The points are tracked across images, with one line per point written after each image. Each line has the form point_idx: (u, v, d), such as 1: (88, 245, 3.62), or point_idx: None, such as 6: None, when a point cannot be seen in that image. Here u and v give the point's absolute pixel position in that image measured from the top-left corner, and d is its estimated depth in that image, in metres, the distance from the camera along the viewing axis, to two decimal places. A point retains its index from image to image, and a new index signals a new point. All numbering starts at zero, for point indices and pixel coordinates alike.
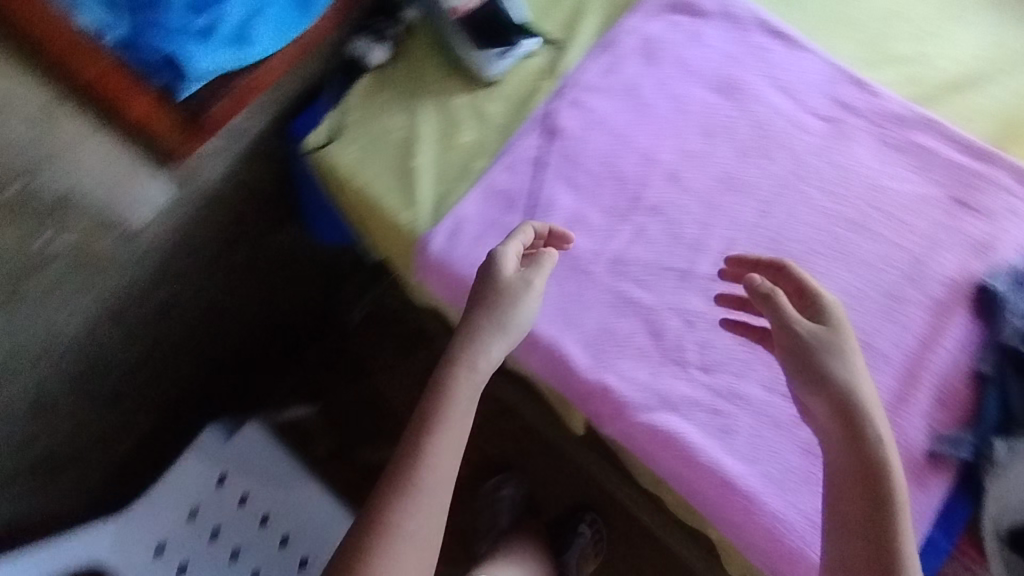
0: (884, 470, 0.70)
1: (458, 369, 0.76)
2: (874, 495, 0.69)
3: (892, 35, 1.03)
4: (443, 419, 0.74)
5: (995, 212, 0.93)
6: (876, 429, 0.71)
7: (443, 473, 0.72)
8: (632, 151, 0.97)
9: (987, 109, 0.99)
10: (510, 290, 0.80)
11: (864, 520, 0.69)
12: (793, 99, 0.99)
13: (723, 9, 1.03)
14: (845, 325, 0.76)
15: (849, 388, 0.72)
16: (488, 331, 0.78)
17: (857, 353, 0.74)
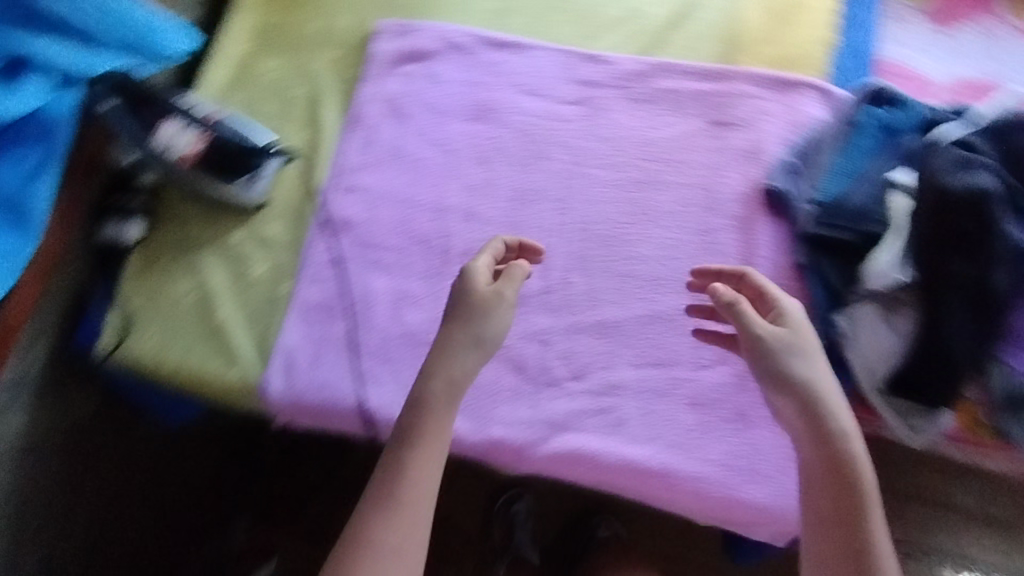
0: (852, 465, 0.70)
1: (446, 391, 0.74)
2: (841, 488, 0.70)
3: (601, 3, 1.09)
4: (427, 433, 0.72)
5: (751, 118, 1.01)
6: (839, 422, 0.72)
7: (425, 481, 0.70)
8: (422, 208, 0.97)
9: (705, 32, 1.07)
10: (483, 303, 0.77)
11: (836, 516, 0.69)
12: (542, 98, 1.03)
13: (446, 42, 1.06)
14: (806, 328, 0.77)
15: (810, 385, 0.73)
16: (463, 346, 0.75)
17: (817, 352, 0.75)
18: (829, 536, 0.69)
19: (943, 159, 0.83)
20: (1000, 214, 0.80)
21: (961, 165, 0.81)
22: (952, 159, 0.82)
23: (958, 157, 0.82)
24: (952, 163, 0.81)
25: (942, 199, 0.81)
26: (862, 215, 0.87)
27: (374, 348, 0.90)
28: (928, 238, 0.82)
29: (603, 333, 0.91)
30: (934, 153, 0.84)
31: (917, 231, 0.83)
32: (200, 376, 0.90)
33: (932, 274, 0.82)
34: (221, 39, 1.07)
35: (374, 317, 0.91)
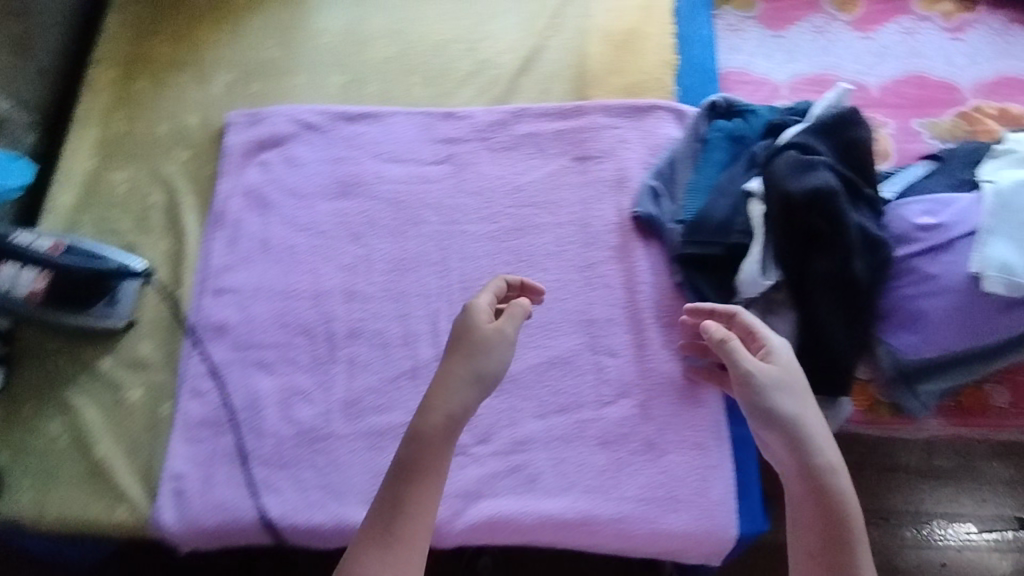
0: (840, 500, 0.68)
1: (446, 425, 0.70)
2: (830, 524, 0.67)
3: (449, 60, 1.11)
4: (430, 468, 0.68)
5: (611, 149, 1.03)
6: (827, 456, 0.69)
7: (422, 515, 0.67)
8: (300, 297, 0.95)
9: (553, 73, 1.10)
10: (480, 342, 0.73)
11: (824, 553, 0.67)
12: (406, 163, 1.03)
13: (300, 123, 1.05)
14: (790, 362, 0.75)
15: (794, 420, 0.71)
16: (463, 381, 0.71)
17: (802, 386, 0.73)
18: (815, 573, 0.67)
19: (783, 162, 0.86)
20: (844, 207, 0.83)
21: (799, 166, 0.84)
22: (790, 162, 0.85)
23: (795, 160, 0.85)
24: (790, 166, 0.84)
25: (788, 203, 0.83)
26: (723, 228, 0.89)
27: (269, 454, 0.86)
28: (783, 241, 0.85)
29: (501, 389, 0.90)
30: (776, 157, 0.87)
31: (773, 236, 0.86)
32: (86, 522, 0.84)
33: (794, 275, 0.85)
34: (62, 158, 1.04)
35: (264, 420, 0.88)
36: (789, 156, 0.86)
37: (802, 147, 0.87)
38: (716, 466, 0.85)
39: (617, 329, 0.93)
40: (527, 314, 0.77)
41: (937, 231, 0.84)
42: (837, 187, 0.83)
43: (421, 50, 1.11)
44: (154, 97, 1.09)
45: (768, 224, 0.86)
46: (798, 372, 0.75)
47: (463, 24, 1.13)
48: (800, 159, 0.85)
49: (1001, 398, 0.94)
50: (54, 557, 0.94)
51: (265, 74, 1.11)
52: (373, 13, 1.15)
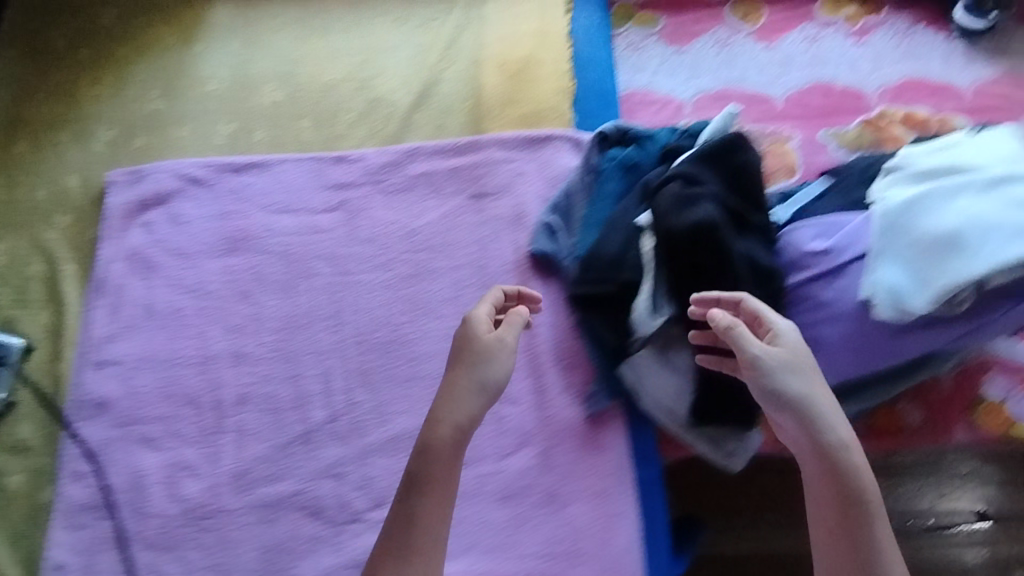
0: (857, 480, 0.66)
1: (451, 434, 0.70)
2: (846, 508, 0.66)
3: (341, 101, 1.07)
4: (438, 475, 0.69)
5: (507, 184, 1.00)
6: (839, 435, 0.67)
7: (434, 522, 0.68)
8: (186, 365, 0.91)
9: (449, 107, 1.06)
10: (478, 354, 0.74)
11: (844, 536, 0.65)
12: (295, 213, 0.99)
13: (183, 179, 1.01)
14: (798, 344, 0.71)
15: (806, 404, 0.68)
16: (467, 391, 0.72)
17: (811, 366, 0.70)
18: (836, 557, 0.66)
19: (667, 197, 0.83)
20: (729, 241, 0.80)
21: (682, 202, 0.82)
22: (672, 197, 0.83)
23: (677, 195, 0.82)
24: (672, 202, 0.82)
25: (672, 241, 0.81)
26: (615, 265, 0.86)
27: (155, 536, 0.83)
28: (672, 279, 0.83)
29: (398, 448, 0.87)
30: (661, 189, 0.85)
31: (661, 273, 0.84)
32: None
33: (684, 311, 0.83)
34: None
35: (150, 500, 0.85)
36: (672, 190, 0.83)
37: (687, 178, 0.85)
38: (618, 514, 0.84)
39: (516, 376, 0.90)
40: (526, 318, 0.77)
41: (824, 256, 0.82)
42: (721, 220, 0.81)
43: (310, 93, 1.08)
44: (34, 160, 1.05)
45: (656, 262, 0.84)
46: (807, 352, 0.71)
47: (353, 64, 1.09)
48: (683, 194, 0.82)
49: (914, 417, 0.92)
50: None
51: (148, 127, 1.06)
52: (261, 57, 1.10)
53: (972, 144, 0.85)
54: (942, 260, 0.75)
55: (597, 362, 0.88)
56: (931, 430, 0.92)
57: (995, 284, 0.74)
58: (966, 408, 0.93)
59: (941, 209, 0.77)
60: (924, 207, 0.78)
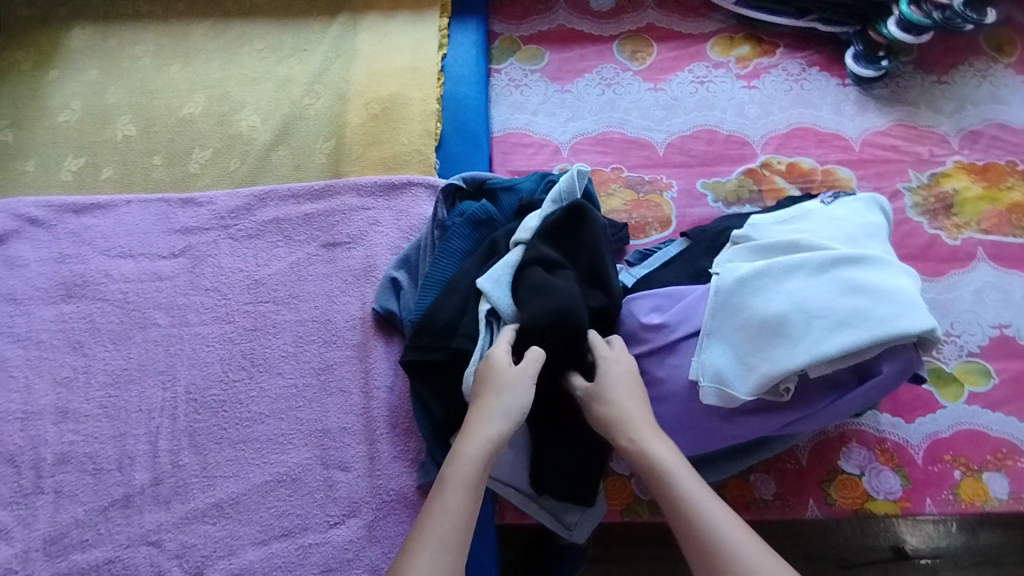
0: (667, 476, 0.63)
1: (484, 443, 0.66)
2: (673, 507, 0.62)
3: (197, 138, 1.03)
4: (471, 482, 0.64)
5: (361, 233, 0.96)
6: (632, 436, 0.67)
7: (463, 527, 0.62)
8: (5, 420, 0.87)
9: (309, 146, 1.02)
10: (506, 378, 0.70)
11: (686, 540, 0.60)
12: (138, 259, 0.95)
13: (23, 219, 0.96)
14: (617, 362, 0.73)
15: (609, 420, 0.69)
16: (492, 414, 0.68)
17: (613, 379, 0.71)
18: (693, 566, 0.59)
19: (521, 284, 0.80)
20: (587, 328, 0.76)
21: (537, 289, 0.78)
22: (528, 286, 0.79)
23: (536, 283, 0.78)
24: (527, 291, 0.78)
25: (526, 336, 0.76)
26: (448, 331, 0.82)
27: None
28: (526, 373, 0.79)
29: (221, 515, 0.82)
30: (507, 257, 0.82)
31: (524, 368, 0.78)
32: None
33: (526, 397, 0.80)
34: None
35: None
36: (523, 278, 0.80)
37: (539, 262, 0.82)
38: None
39: (351, 439, 0.86)
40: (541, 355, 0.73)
41: (660, 331, 0.78)
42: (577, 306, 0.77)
43: (165, 128, 1.04)
44: None
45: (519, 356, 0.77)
46: (623, 365, 0.73)
47: (214, 96, 1.06)
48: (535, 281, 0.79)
49: (766, 490, 0.87)
50: None
51: None
52: (117, 86, 1.07)
53: (824, 214, 0.81)
54: (764, 347, 0.71)
55: (425, 434, 0.83)
56: (782, 505, 0.86)
57: (818, 374, 0.71)
58: (820, 483, 0.87)
59: (771, 290, 0.74)
60: (755, 286, 0.74)
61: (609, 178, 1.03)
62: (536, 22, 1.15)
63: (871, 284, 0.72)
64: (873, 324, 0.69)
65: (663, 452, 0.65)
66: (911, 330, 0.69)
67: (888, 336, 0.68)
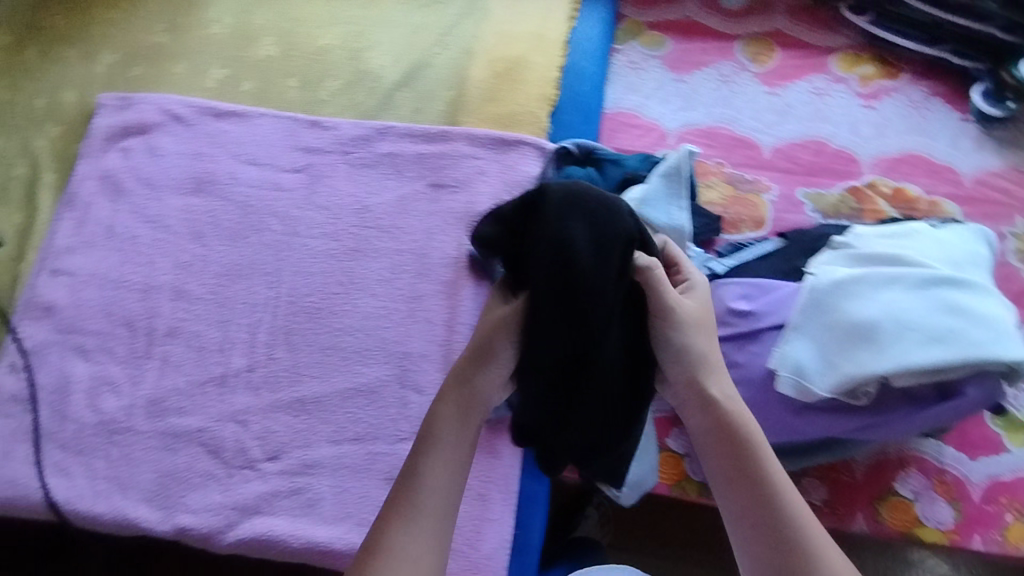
0: (754, 448, 0.61)
1: (458, 400, 0.64)
2: (749, 480, 0.60)
3: (329, 67, 1.10)
4: (455, 442, 0.63)
5: (467, 179, 1.01)
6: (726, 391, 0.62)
7: (445, 492, 0.62)
8: (130, 288, 0.96)
9: (432, 92, 1.08)
10: (481, 331, 0.63)
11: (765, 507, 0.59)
12: (263, 168, 1.03)
13: (168, 114, 1.05)
14: (700, 293, 0.65)
15: (705, 360, 0.62)
16: (472, 365, 0.63)
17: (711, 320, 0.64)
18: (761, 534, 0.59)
19: (520, 213, 0.62)
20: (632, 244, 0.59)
21: (541, 202, 0.58)
22: (527, 209, 0.60)
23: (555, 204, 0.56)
24: (530, 216, 0.60)
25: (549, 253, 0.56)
26: None
27: (68, 439, 0.88)
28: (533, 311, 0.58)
29: (303, 410, 0.89)
30: None
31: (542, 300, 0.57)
32: None
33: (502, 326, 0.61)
34: None
35: (71, 404, 0.90)
36: (519, 209, 0.62)
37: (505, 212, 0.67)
38: (494, 519, 0.84)
39: (429, 366, 0.92)
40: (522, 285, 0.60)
41: (747, 318, 0.80)
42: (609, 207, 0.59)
43: (302, 55, 1.11)
44: (41, 70, 1.10)
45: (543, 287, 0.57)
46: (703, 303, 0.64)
47: (351, 32, 1.12)
48: (532, 197, 0.60)
49: (816, 495, 0.89)
50: None
51: (147, 58, 1.11)
52: (265, 9, 1.15)
53: (932, 236, 0.81)
54: (851, 349, 0.73)
55: None
56: (828, 513, 0.88)
57: (900, 384, 0.72)
58: (871, 500, 0.88)
59: (866, 297, 0.75)
60: (852, 291, 0.76)
61: (710, 171, 1.06)
62: (664, 10, 1.17)
63: (971, 308, 0.73)
64: (966, 347, 0.70)
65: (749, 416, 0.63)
66: (1004, 357, 0.70)
67: (980, 360, 0.69)
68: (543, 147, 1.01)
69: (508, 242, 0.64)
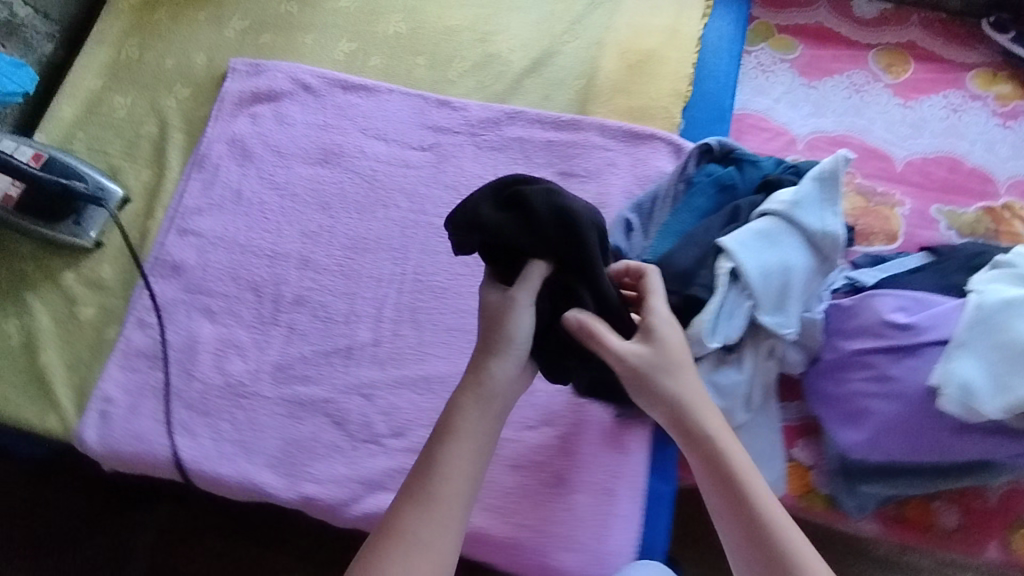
0: (737, 474, 0.68)
1: (478, 394, 0.69)
2: (738, 507, 0.67)
3: (458, 47, 1.09)
4: (472, 432, 0.68)
5: (597, 170, 0.99)
6: (705, 424, 0.70)
7: (460, 482, 0.66)
8: (257, 254, 0.96)
9: (561, 80, 1.06)
10: (496, 320, 0.71)
11: (748, 529, 0.66)
12: (391, 143, 1.02)
13: (298, 83, 1.05)
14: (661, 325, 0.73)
15: (679, 400, 0.71)
16: (491, 357, 0.70)
17: (682, 359, 0.72)
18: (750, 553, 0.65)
19: (545, 211, 0.71)
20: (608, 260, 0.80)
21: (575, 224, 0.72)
22: (560, 219, 0.72)
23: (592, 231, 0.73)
24: (561, 226, 0.72)
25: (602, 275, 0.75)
26: (683, 279, 0.85)
27: (194, 399, 0.89)
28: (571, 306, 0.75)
29: (428, 389, 0.89)
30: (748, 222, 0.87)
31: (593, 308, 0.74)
32: (19, 420, 0.89)
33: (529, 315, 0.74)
34: (72, 72, 1.07)
35: (197, 364, 0.90)
36: (537, 205, 0.71)
37: (491, 190, 0.73)
38: (621, 515, 0.84)
39: None
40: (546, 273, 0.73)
41: (907, 331, 0.79)
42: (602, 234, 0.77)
43: (431, 33, 1.10)
44: (170, 30, 1.10)
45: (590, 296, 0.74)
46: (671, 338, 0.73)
47: (482, 13, 1.11)
48: (569, 214, 0.72)
49: (949, 518, 0.86)
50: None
51: (276, 25, 1.10)
52: None
53: None
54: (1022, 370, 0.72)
55: None
56: (961, 536, 0.86)
57: None
58: (1007, 527, 0.86)
59: None
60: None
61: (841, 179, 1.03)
62: (797, 14, 1.15)
63: None
64: None
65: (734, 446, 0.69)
66: None
67: None
68: (676, 147, 1.00)
69: (513, 228, 0.71)
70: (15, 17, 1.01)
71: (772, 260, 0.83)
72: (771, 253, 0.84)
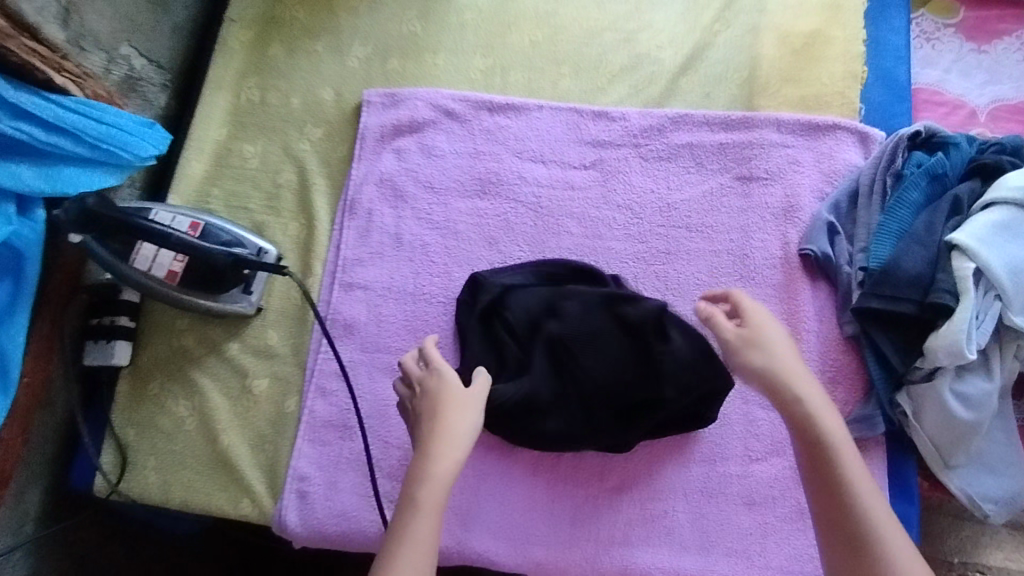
0: (830, 448, 0.61)
1: (438, 447, 0.62)
2: (827, 482, 0.60)
3: (604, 50, 1.01)
4: (429, 491, 0.60)
5: (779, 170, 0.92)
6: (801, 393, 0.63)
7: (423, 547, 0.58)
8: (430, 302, 0.89)
9: (719, 76, 0.98)
10: (449, 401, 0.66)
11: (834, 506, 0.59)
12: (549, 165, 0.95)
13: (438, 110, 0.97)
14: (761, 313, 0.69)
15: (770, 370, 0.65)
16: (440, 413, 0.65)
17: (772, 333, 0.67)
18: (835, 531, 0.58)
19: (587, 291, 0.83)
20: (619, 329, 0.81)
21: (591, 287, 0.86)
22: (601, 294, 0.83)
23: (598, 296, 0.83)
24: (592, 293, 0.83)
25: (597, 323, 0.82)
26: (919, 284, 0.78)
27: (395, 467, 0.82)
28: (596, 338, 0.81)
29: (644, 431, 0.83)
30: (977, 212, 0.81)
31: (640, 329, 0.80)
32: (211, 509, 0.82)
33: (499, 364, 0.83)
34: (193, 124, 0.99)
35: (392, 428, 0.83)
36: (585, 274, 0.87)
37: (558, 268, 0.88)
38: None
39: None
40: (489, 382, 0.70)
41: None
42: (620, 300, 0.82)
43: (570, 38, 1.01)
44: (289, 66, 1.02)
45: (632, 318, 0.81)
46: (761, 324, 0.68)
47: (623, 9, 1.02)
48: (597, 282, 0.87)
49: None
50: (165, 522, 0.90)
51: (402, 47, 1.02)
52: None
53: None
54: None
55: (877, 382, 0.82)
56: None
57: None
58: None
59: None
60: None
61: None
62: None
63: None
64: None
65: (829, 420, 0.62)
66: None
67: None
68: (867, 138, 0.93)
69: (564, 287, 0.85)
70: (133, 71, 0.93)
71: (1019, 255, 0.76)
72: (1017, 247, 0.77)
